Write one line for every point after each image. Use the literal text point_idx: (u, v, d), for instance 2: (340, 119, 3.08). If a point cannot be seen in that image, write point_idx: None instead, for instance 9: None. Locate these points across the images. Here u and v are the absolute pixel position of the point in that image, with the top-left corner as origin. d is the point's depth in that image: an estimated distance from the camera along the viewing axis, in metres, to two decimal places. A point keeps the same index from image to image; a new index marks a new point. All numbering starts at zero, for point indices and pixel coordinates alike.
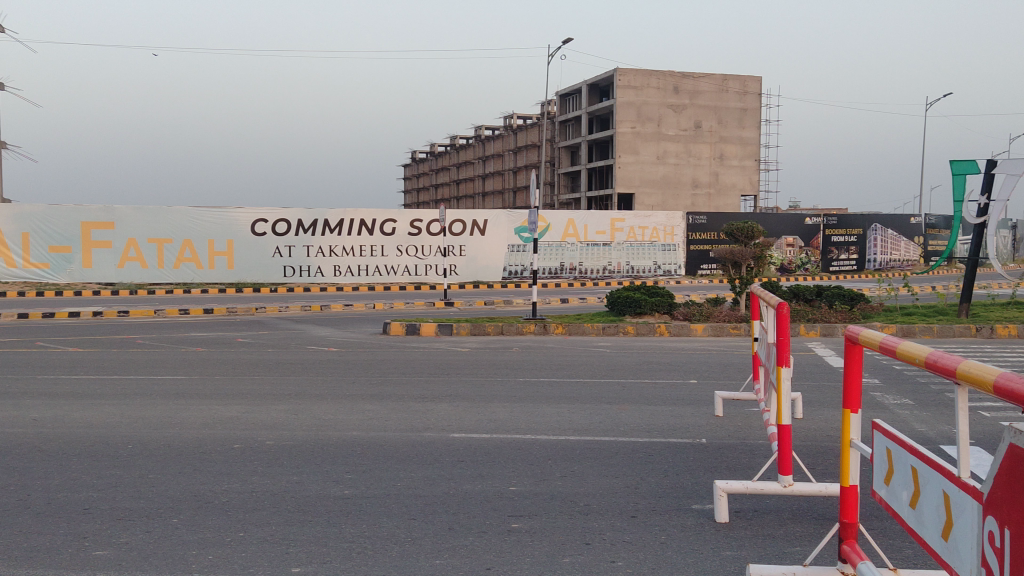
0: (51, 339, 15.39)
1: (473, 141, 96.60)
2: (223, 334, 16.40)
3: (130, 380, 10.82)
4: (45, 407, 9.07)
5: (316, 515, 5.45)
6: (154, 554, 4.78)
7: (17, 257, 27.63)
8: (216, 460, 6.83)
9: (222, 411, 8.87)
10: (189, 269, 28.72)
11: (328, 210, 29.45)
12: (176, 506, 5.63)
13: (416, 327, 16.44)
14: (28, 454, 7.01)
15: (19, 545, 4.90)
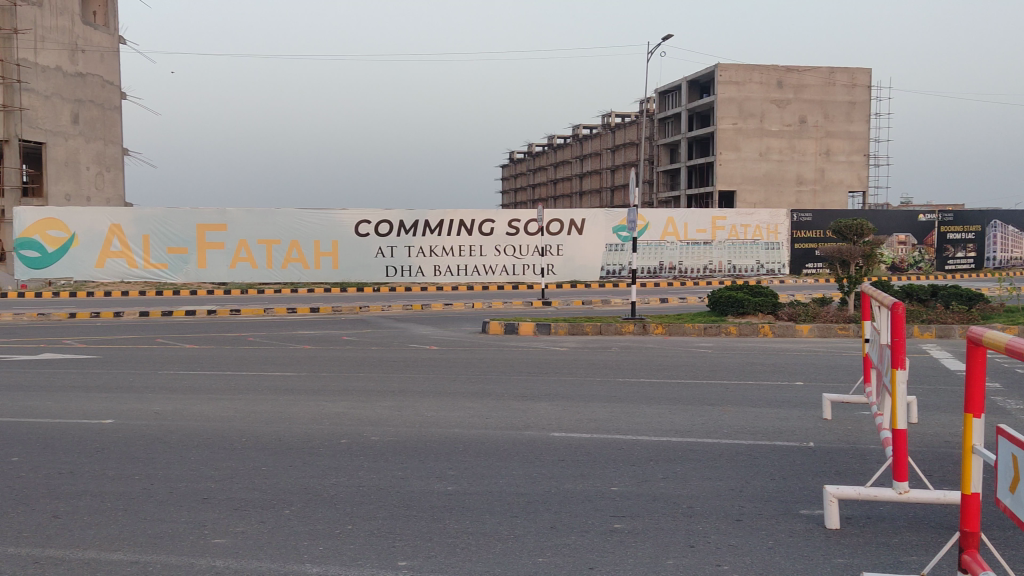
0: (169, 337, 16.11)
1: (571, 140, 96.48)
2: (328, 332, 16.79)
3: (241, 376, 11.25)
4: (164, 401, 9.53)
5: (421, 510, 5.56)
6: (269, 543, 4.96)
7: (139, 258, 29.16)
8: (323, 454, 7.05)
9: (330, 407, 9.15)
10: (296, 269, 29.72)
11: (428, 211, 29.80)
12: (289, 498, 5.83)
13: (514, 327, 16.54)
14: (149, 445, 7.39)
15: (145, 531, 5.16)
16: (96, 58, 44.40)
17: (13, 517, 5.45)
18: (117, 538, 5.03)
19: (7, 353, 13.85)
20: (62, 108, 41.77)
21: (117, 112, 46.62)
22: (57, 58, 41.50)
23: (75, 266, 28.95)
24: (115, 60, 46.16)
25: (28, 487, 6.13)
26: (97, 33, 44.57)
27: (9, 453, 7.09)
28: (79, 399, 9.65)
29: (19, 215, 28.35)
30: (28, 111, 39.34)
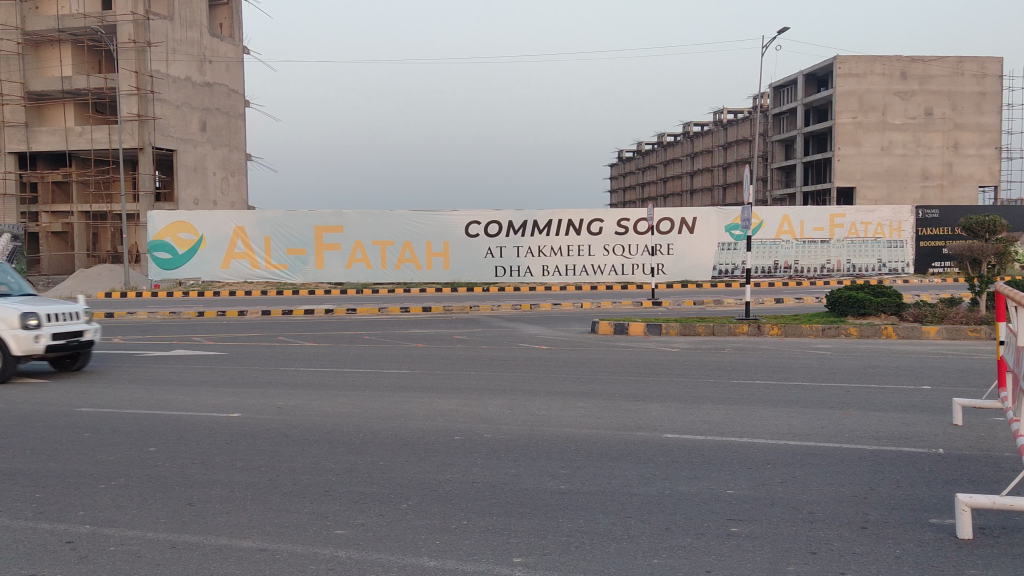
0: (289, 335, 16.73)
1: (681, 137, 95.03)
2: (441, 331, 17.03)
3: (358, 373, 11.59)
4: (287, 395, 9.93)
5: (534, 508, 5.61)
6: (388, 536, 5.09)
7: (261, 259, 30.38)
8: (438, 451, 7.19)
9: (444, 404, 9.33)
10: (409, 269, 30.36)
11: (537, 211, 29.91)
12: (404, 493, 5.97)
13: (624, 327, 16.44)
14: (273, 439, 7.70)
15: (271, 520, 5.39)
16: (222, 68, 46.50)
17: (151, 502, 5.79)
18: (246, 526, 5.27)
19: (142, 348, 14.67)
20: (191, 116, 43.86)
21: (241, 119, 48.70)
22: (188, 69, 43.60)
23: (203, 266, 30.42)
24: (239, 69, 48.24)
25: (165, 474, 6.50)
26: (224, 44, 46.66)
27: (146, 443, 7.50)
28: (210, 393, 10.15)
29: (153, 218, 30.03)
30: (160, 120, 41.44)
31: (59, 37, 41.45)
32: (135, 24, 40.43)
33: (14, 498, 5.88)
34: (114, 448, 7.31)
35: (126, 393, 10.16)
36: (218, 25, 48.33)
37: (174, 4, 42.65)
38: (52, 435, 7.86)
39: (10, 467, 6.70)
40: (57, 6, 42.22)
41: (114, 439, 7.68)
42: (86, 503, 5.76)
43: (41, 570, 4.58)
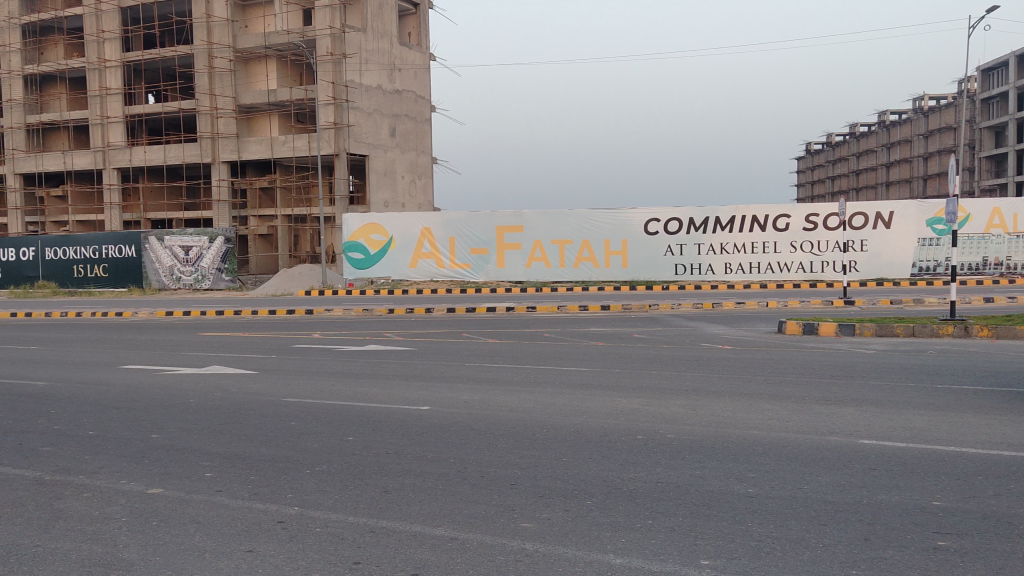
0: (473, 331, 17.26)
1: (876, 127, 89.88)
2: (621, 329, 16.99)
3: (541, 370, 11.75)
4: (472, 391, 10.21)
5: (723, 510, 5.48)
6: (573, 531, 5.15)
7: (447, 258, 31.50)
8: (622, 449, 7.17)
9: (625, 402, 9.31)
10: (587, 268, 30.46)
11: (719, 207, 29.20)
12: (589, 490, 6.00)
13: (813, 327, 15.78)
14: (459, 432, 7.97)
15: (460, 511, 5.57)
16: (410, 75, 48.44)
17: (350, 489, 6.13)
18: (438, 515, 5.48)
19: (338, 343, 15.54)
20: (382, 123, 46.06)
21: (427, 123, 50.52)
22: (379, 78, 45.79)
23: (393, 266, 31.92)
24: (426, 75, 50.06)
25: (361, 463, 6.88)
26: (412, 52, 48.57)
27: (345, 433, 7.97)
28: (401, 386, 10.65)
29: (348, 221, 31.81)
30: (354, 127, 43.71)
31: (265, 53, 44.57)
32: (332, 37, 42.82)
33: (232, 479, 6.42)
34: (317, 436, 7.81)
35: (325, 385, 10.80)
36: (407, 34, 50.50)
37: (367, 16, 44.89)
38: (261, 423, 8.48)
39: (227, 450, 7.31)
40: (263, 24, 45.34)
41: (315, 428, 8.22)
42: (293, 487, 6.19)
43: (255, 546, 4.96)
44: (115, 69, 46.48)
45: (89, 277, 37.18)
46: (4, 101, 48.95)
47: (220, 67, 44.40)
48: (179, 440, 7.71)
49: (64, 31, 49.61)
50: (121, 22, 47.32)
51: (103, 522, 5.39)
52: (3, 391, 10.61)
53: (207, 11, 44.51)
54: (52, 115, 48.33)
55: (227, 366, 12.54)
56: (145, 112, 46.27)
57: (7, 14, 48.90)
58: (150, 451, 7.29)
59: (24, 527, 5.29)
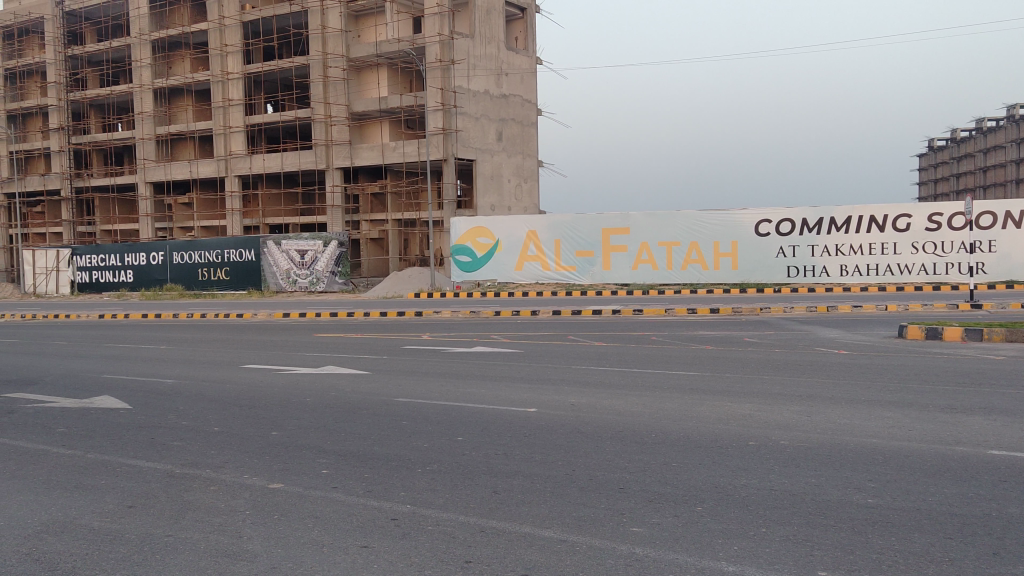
0: (578, 334, 17.23)
1: (1005, 122, 85.08)
2: (732, 333, 16.70)
3: (648, 374, 11.65)
4: (580, 393, 10.22)
5: (841, 521, 5.31)
6: (684, 537, 5.09)
7: (552, 261, 31.57)
8: (733, 455, 7.04)
9: (736, 408, 9.11)
10: (696, 270, 29.97)
11: (834, 207, 28.28)
12: (700, 496, 5.92)
13: (937, 331, 15.08)
14: (567, 435, 7.97)
15: (569, 514, 5.58)
16: (518, 79, 48.79)
17: (461, 489, 6.21)
18: (547, 517, 5.50)
19: (447, 345, 15.86)
20: (489, 127, 46.58)
21: (535, 127, 50.64)
22: (486, 83, 46.31)
23: (499, 268, 32.24)
24: (533, 79, 50.20)
25: (471, 462, 6.99)
26: (519, 56, 48.81)
27: (454, 433, 8.10)
28: (510, 388, 10.72)
29: (456, 225, 32.39)
30: (462, 132, 44.32)
31: (377, 61, 45.66)
32: (441, 44, 43.51)
33: (348, 476, 6.62)
34: (428, 436, 7.97)
35: (435, 386, 11.03)
36: (514, 39, 50.91)
37: (475, 22, 45.46)
38: (374, 422, 8.70)
39: (342, 448, 7.54)
40: (375, 33, 46.53)
41: (427, 428, 8.37)
42: (406, 485, 6.33)
43: (371, 542, 5.10)
44: (237, 81, 48.45)
45: (211, 279, 39.02)
46: (136, 114, 51.75)
47: (335, 77, 45.73)
48: (297, 438, 7.99)
49: (190, 46, 52.07)
50: (243, 36, 49.35)
51: (229, 514, 5.65)
52: (135, 387, 11.25)
53: (322, 23, 45.78)
54: (179, 126, 50.83)
55: (341, 367, 12.90)
56: (264, 121, 48.11)
57: (138, 31, 51.63)
58: (271, 448, 7.60)
59: (157, 517, 5.59)
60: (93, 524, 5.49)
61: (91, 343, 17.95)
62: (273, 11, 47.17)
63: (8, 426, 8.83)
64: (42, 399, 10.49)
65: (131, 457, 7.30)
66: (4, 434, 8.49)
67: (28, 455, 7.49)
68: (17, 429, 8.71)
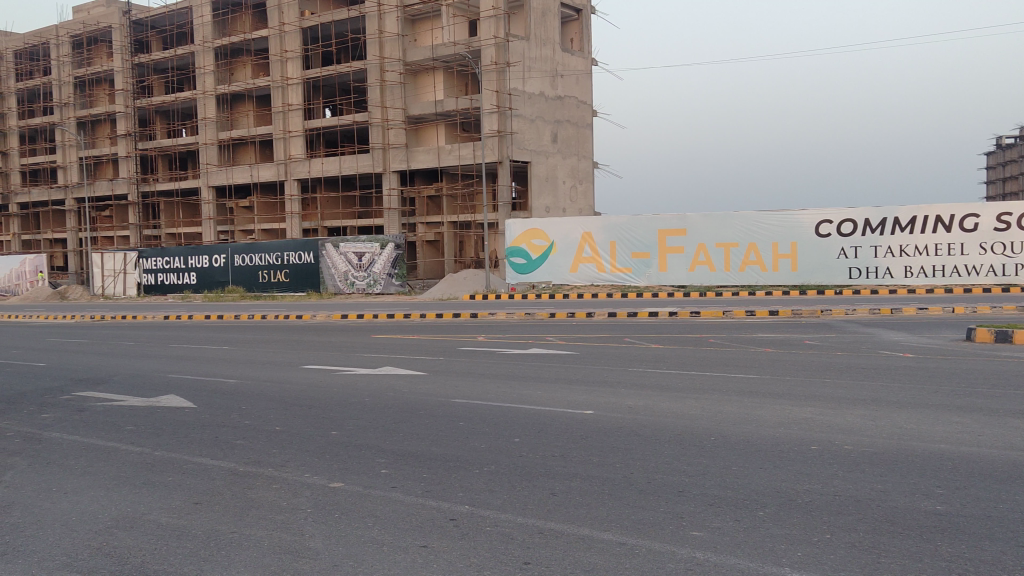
0: (634, 336, 17.14)
1: None
2: (791, 335, 16.50)
3: (707, 376, 11.53)
4: (638, 396, 10.16)
5: (908, 528, 5.19)
6: (746, 542, 5.02)
7: (608, 263, 31.47)
8: (794, 460, 6.93)
9: (798, 411, 8.96)
10: (754, 272, 29.55)
11: (898, 207, 27.58)
12: (762, 500, 5.83)
13: (1007, 334, 14.62)
14: (625, 437, 7.93)
15: (629, 516, 5.55)
16: (573, 81, 48.70)
17: (519, 490, 6.23)
18: (606, 520, 5.47)
19: (504, 346, 15.91)
20: (544, 129, 46.58)
21: (590, 128, 50.45)
22: (541, 85, 46.34)
23: (554, 270, 32.28)
24: (588, 80, 50.04)
25: (528, 464, 6.99)
26: (575, 58, 48.70)
27: (512, 435, 8.10)
28: (566, 390, 10.71)
29: (511, 226, 32.68)
30: (517, 134, 44.41)
31: (433, 65, 45.98)
32: (496, 47, 43.66)
33: (408, 476, 6.67)
34: (485, 437, 7.99)
35: (492, 387, 11.06)
36: (570, 40, 50.83)
37: (530, 24, 45.55)
38: (432, 423, 8.77)
39: (401, 448, 7.61)
40: (432, 36, 46.90)
41: (484, 429, 8.42)
42: (465, 485, 6.37)
43: (430, 542, 5.13)
44: (296, 86, 49.22)
45: (272, 282, 39.73)
46: (199, 119, 52.92)
47: (392, 81, 46.19)
48: (357, 437, 8.10)
49: (251, 53, 53.06)
50: (302, 41, 50.10)
51: (290, 512, 5.73)
52: (200, 387, 11.54)
53: (380, 28, 46.27)
54: (240, 131, 51.88)
55: (399, 368, 13.04)
56: (323, 125, 48.81)
57: (202, 39, 52.78)
58: (331, 446, 7.72)
59: (221, 515, 5.70)
60: (162, 519, 5.63)
61: (157, 343, 18.41)
62: (331, 17, 47.78)
63: (79, 424, 9.10)
64: (112, 397, 10.81)
65: (196, 455, 7.47)
66: (76, 431, 8.76)
67: (99, 452, 7.73)
68: (88, 426, 8.99)
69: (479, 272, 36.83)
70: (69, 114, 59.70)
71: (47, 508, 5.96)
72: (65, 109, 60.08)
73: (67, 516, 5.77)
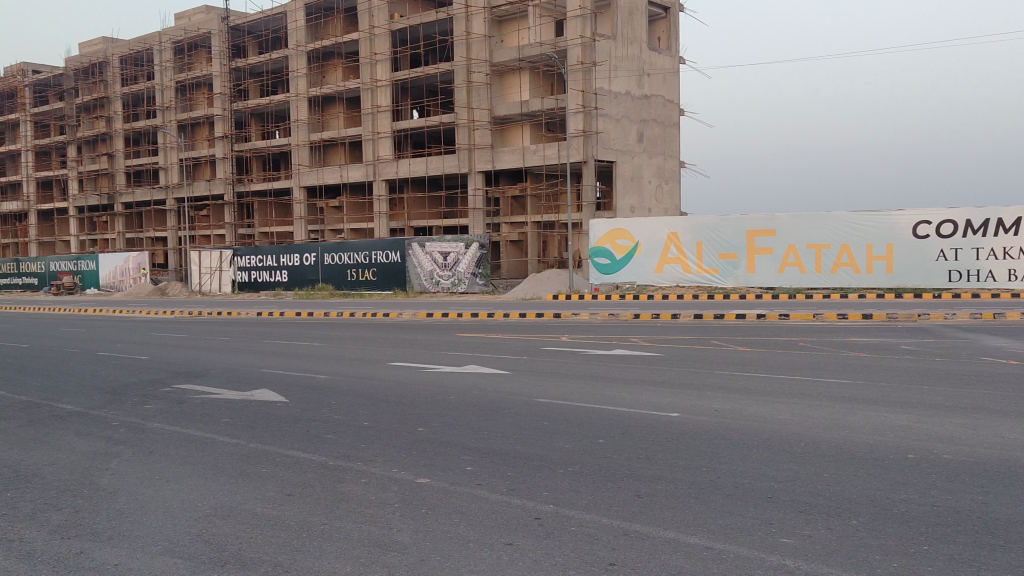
0: (722, 338, 16.81)
1: None
2: (887, 340, 15.97)
3: (797, 380, 11.24)
4: (725, 399, 9.99)
5: (1010, 542, 4.97)
6: (838, 551, 4.89)
7: (694, 263, 31.12)
8: (888, 468, 6.71)
9: (892, 418, 8.67)
10: (846, 274, 28.72)
11: (1002, 208, 26.32)
12: (856, 509, 5.67)
13: None
14: (711, 440, 7.83)
15: (716, 521, 5.46)
16: (660, 80, 48.19)
17: (604, 490, 6.21)
18: (692, 524, 5.40)
19: (587, 347, 15.87)
20: (630, 128, 46.26)
21: (676, 127, 49.90)
22: (627, 84, 46.03)
23: (639, 271, 32.23)
24: (675, 79, 49.48)
25: (613, 465, 6.95)
26: (662, 57, 48.20)
27: (596, 435, 8.09)
28: (651, 392, 10.61)
29: (596, 226, 32.93)
30: (603, 134, 44.23)
31: (520, 65, 46.15)
32: (583, 46, 43.53)
33: (492, 474, 6.73)
34: (569, 438, 8.00)
35: (576, 387, 11.05)
36: (657, 39, 50.32)
37: (617, 23, 45.32)
38: (516, 422, 8.80)
39: (486, 446, 7.68)
40: (518, 37, 47.09)
41: (568, 429, 8.41)
42: (550, 484, 6.37)
43: (515, 540, 5.16)
44: (385, 88, 50.07)
45: (360, 280, 40.52)
46: (292, 121, 54.35)
47: (478, 82, 46.58)
48: (442, 433, 8.21)
49: (342, 56, 54.23)
50: (392, 43, 50.89)
51: (379, 506, 5.84)
52: (293, 382, 11.86)
53: (467, 29, 46.71)
54: (331, 132, 53.07)
55: (483, 366, 13.13)
56: (410, 127, 49.49)
57: (296, 43, 54.20)
58: (417, 442, 7.85)
59: (313, 506, 5.84)
60: (256, 509, 5.81)
61: (249, 339, 18.99)
62: (420, 19, 48.45)
63: (178, 415, 9.47)
64: (209, 390, 11.22)
65: (288, 448, 7.69)
66: (175, 422, 9.10)
67: (197, 442, 8.02)
68: (187, 418, 9.34)
69: (563, 272, 36.89)
70: (170, 118, 62.03)
71: (149, 495, 6.21)
72: (166, 113, 62.44)
73: (169, 503, 6.01)
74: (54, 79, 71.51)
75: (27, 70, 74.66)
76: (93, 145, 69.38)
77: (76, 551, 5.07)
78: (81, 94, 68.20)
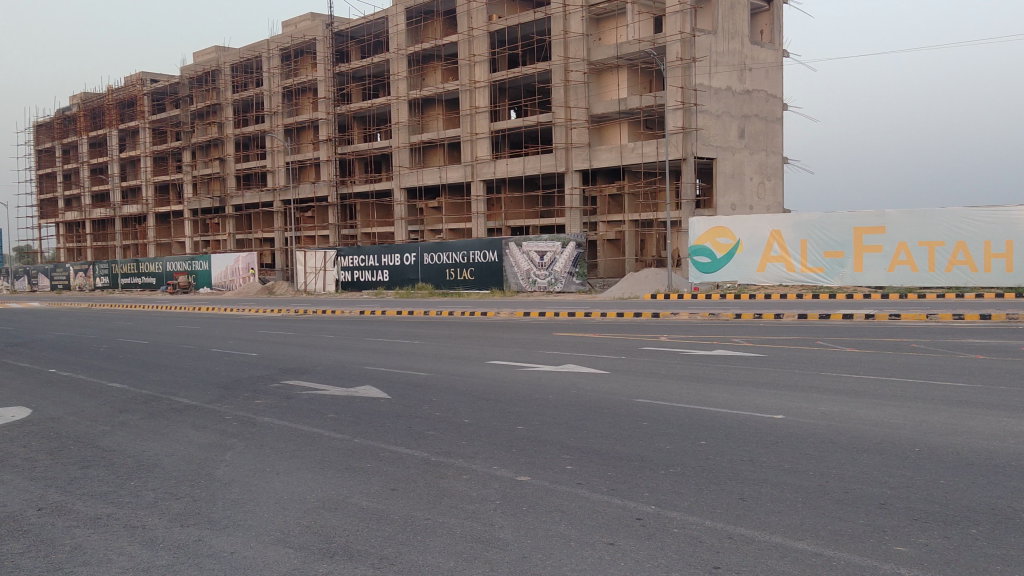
0: (829, 339, 16.31)
1: None
2: (1004, 342, 15.20)
3: (908, 384, 10.77)
4: (830, 402, 9.68)
5: None
6: (956, 560, 4.68)
7: (797, 262, 30.37)
8: (1008, 476, 6.36)
9: (1014, 423, 8.24)
10: (962, 272, 27.36)
11: None
12: (975, 517, 5.42)
13: None
14: (818, 444, 7.58)
15: (823, 526, 5.30)
16: (762, 74, 47.06)
17: (708, 492, 6.10)
18: (800, 529, 5.26)
19: (687, 347, 15.66)
20: (731, 124, 45.37)
21: (779, 123, 48.65)
22: (729, 79, 45.14)
23: (740, 270, 31.60)
24: (779, 73, 48.29)
25: (716, 467, 6.82)
26: (764, 50, 47.09)
27: (697, 436, 7.98)
28: (755, 393, 10.38)
29: (696, 226, 32.38)
30: (703, 131, 43.50)
31: (618, 63, 45.83)
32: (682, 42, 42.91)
33: (592, 473, 6.69)
34: (671, 438, 7.90)
35: (677, 388, 10.89)
36: (759, 32, 49.13)
37: (718, 18, 44.49)
38: (615, 422, 8.73)
39: (585, 445, 7.64)
40: (616, 34, 46.76)
41: (669, 430, 8.30)
42: (651, 485, 6.31)
43: (618, 540, 5.12)
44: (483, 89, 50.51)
45: (457, 280, 41.03)
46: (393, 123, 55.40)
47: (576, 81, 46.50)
48: (543, 432, 8.23)
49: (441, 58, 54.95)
50: (490, 45, 51.24)
51: (480, 503, 5.89)
52: (394, 379, 12.07)
53: (565, 28, 46.67)
54: (430, 134, 53.87)
55: (581, 366, 13.10)
56: (509, 127, 49.72)
57: (396, 47, 55.19)
58: (518, 441, 7.89)
59: (417, 501, 5.94)
60: (362, 503, 5.94)
61: (352, 337, 19.44)
62: (518, 19, 48.65)
63: (288, 410, 9.77)
64: (316, 387, 11.54)
65: (394, 444, 7.83)
66: (284, 416, 9.42)
67: (304, 437, 8.26)
68: (295, 413, 9.64)
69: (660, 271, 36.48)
70: (278, 122, 63.90)
71: (262, 486, 6.44)
72: (274, 119, 64.23)
73: (280, 494, 6.21)
74: (170, 87, 74.82)
75: (146, 79, 78.19)
76: (205, 150, 72.26)
77: (195, 539, 5.28)
78: (195, 101, 71.41)
